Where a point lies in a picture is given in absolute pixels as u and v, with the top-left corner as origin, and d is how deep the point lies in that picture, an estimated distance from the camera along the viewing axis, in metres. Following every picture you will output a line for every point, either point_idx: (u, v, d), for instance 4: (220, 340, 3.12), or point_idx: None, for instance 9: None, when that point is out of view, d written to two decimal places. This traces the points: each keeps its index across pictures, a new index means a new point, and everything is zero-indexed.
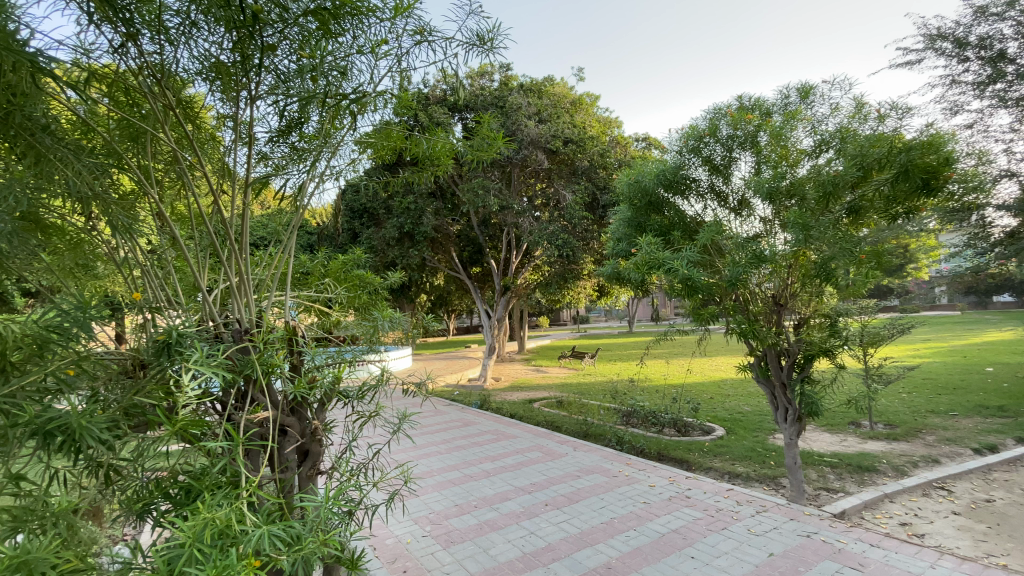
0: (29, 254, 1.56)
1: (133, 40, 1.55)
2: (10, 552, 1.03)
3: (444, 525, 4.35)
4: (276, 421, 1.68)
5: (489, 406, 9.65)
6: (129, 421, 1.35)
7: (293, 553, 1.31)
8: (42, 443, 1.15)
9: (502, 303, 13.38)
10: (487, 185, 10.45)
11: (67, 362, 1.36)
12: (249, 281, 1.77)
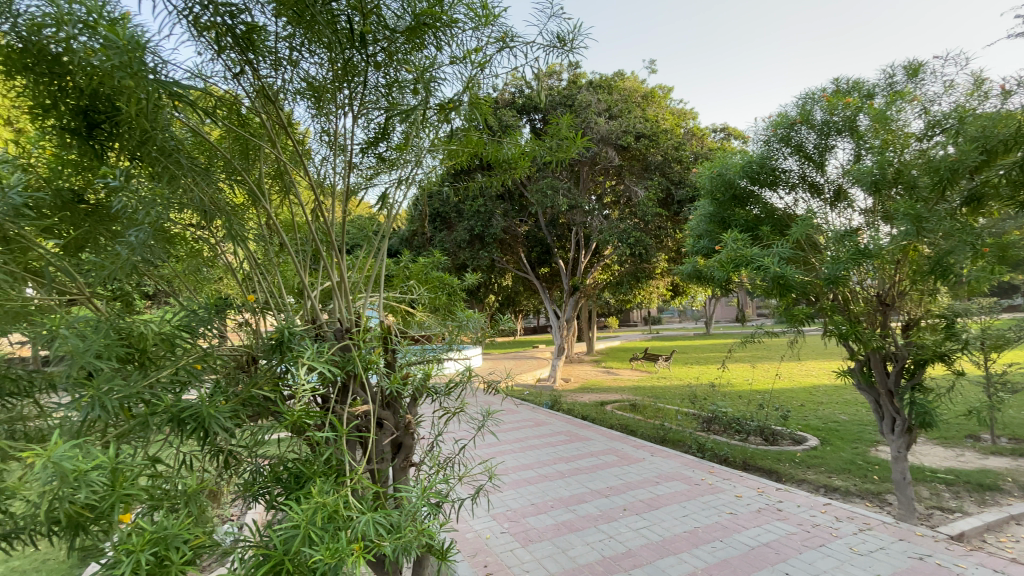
0: (162, 261, 1.76)
1: (250, 66, 1.71)
2: (150, 528, 1.17)
3: (521, 523, 4.39)
4: (374, 414, 1.78)
5: (561, 407, 9.63)
6: (247, 411, 1.50)
7: (394, 540, 1.39)
8: (177, 429, 1.31)
9: (571, 303, 13.32)
10: (556, 185, 10.37)
11: (194, 358, 1.54)
12: (348, 283, 1.89)
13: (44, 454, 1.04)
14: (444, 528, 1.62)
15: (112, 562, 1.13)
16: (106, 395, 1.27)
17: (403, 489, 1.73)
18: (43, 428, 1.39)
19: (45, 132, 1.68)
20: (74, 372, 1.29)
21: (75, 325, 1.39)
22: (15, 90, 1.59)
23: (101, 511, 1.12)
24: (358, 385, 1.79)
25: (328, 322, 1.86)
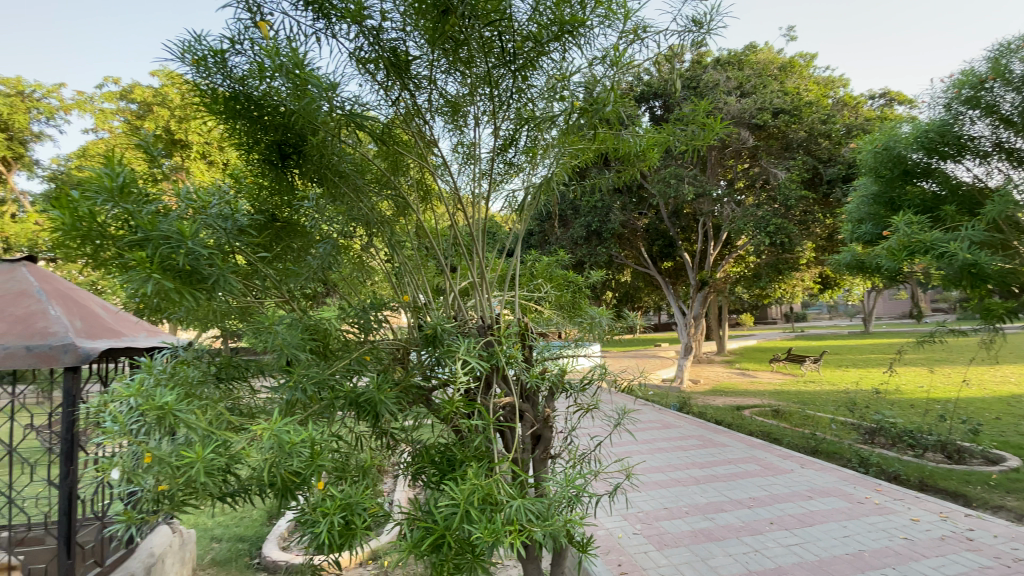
0: (335, 267, 2.04)
1: (402, 89, 1.93)
2: (339, 496, 1.40)
3: (655, 526, 4.27)
4: (517, 406, 1.89)
5: (690, 409, 9.12)
6: (408, 397, 1.71)
7: (543, 526, 1.48)
8: (356, 410, 1.54)
9: (700, 299, 12.54)
10: (681, 173, 9.81)
11: (364, 350, 1.76)
12: (489, 281, 2.03)
13: (270, 427, 1.31)
14: (586, 521, 1.66)
15: (312, 520, 1.38)
16: (306, 379, 1.53)
17: (543, 479, 1.82)
18: (255, 406, 1.69)
19: (243, 164, 2.01)
20: (281, 359, 1.56)
21: (280, 323, 1.66)
22: (225, 131, 1.93)
23: (306, 477, 1.36)
24: (502, 378, 1.91)
25: (472, 319, 2.01)
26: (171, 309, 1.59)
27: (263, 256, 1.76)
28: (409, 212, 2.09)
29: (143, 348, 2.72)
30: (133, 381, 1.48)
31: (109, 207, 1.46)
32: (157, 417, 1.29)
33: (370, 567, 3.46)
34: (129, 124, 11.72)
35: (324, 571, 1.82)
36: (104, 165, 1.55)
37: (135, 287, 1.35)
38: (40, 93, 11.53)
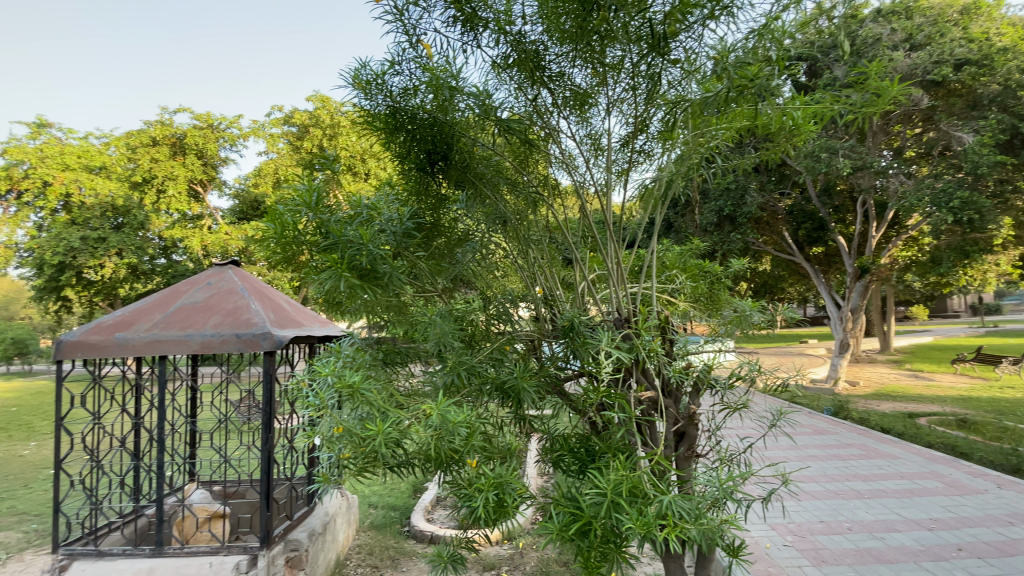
0: (475, 264, 2.17)
1: (537, 87, 2.00)
2: (491, 477, 1.52)
3: (809, 540, 3.87)
4: (661, 400, 1.86)
5: (847, 414, 8.04)
6: (546, 386, 1.78)
7: (694, 525, 1.46)
8: (502, 395, 1.66)
9: (859, 289, 10.97)
10: (833, 145, 8.66)
11: (504, 341, 1.87)
12: (624, 273, 2.01)
13: (437, 406, 1.46)
14: (740, 524, 1.59)
15: (468, 494, 1.51)
16: (460, 365, 1.68)
17: (688, 477, 1.77)
18: (412, 387, 1.89)
19: (396, 173, 2.25)
20: (435, 345, 1.73)
21: (434, 313, 1.83)
22: (385, 147, 2.19)
23: (463, 453, 1.51)
24: (641, 371, 1.89)
25: (608, 310, 2.02)
26: (348, 303, 1.86)
27: (420, 254, 1.96)
28: (541, 205, 2.16)
29: (318, 336, 3.19)
30: (321, 363, 1.75)
31: (309, 216, 1.76)
32: (344, 394, 1.52)
33: (505, 546, 3.65)
34: (291, 145, 13.62)
35: (474, 545, 1.96)
36: (300, 183, 1.87)
37: (329, 283, 1.62)
38: (225, 125, 13.89)
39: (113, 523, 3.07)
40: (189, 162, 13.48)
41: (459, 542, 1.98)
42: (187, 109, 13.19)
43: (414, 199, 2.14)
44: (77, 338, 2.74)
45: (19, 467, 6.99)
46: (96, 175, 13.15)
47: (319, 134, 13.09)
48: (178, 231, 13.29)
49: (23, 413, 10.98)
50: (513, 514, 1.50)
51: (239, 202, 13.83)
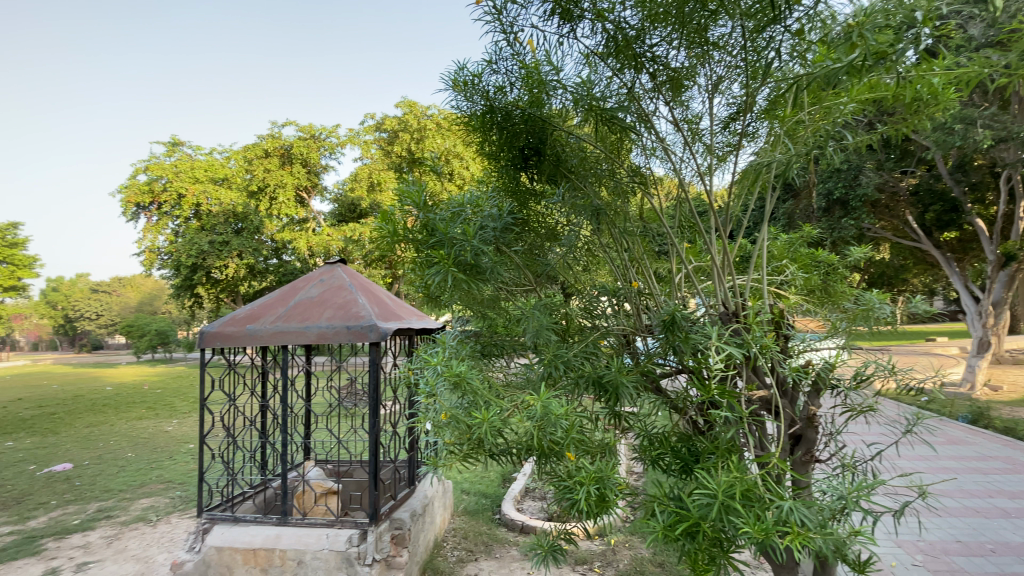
0: (568, 259, 2.16)
1: (633, 71, 1.95)
2: (592, 470, 1.54)
3: (943, 561, 3.42)
4: (776, 399, 1.76)
5: (989, 424, 6.98)
6: (644, 382, 1.76)
7: (819, 534, 1.37)
8: (600, 390, 1.66)
9: (1005, 279, 9.47)
10: (971, 114, 7.52)
11: (600, 336, 1.87)
12: (731, 264, 1.90)
13: (539, 399, 1.52)
14: (868, 538, 1.47)
15: (569, 485, 1.55)
16: (557, 359, 1.71)
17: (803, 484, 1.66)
18: (510, 377, 1.95)
19: (490, 171, 2.33)
20: (533, 337, 1.77)
21: (533, 306, 1.86)
22: (480, 145, 2.27)
23: (561, 447, 1.54)
24: (751, 369, 1.80)
25: (709, 304, 1.95)
26: (448, 296, 1.96)
27: (517, 249, 2.01)
28: (641, 192, 2.11)
29: (416, 328, 3.36)
30: (426, 354, 1.86)
31: (417, 215, 1.90)
32: (451, 383, 1.61)
33: (596, 542, 3.61)
34: (383, 150, 14.39)
35: (573, 538, 1.98)
36: (406, 185, 2.01)
37: (438, 279, 1.72)
38: (326, 134, 15.02)
39: (246, 492, 3.47)
40: (296, 170, 14.76)
41: (558, 533, 2.00)
42: (293, 122, 14.41)
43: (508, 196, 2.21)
44: (215, 329, 3.10)
45: (166, 441, 8.13)
46: (220, 186, 14.83)
47: (407, 139, 13.72)
48: (287, 233, 14.66)
49: (168, 394, 12.75)
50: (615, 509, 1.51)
51: (337, 205, 14.90)
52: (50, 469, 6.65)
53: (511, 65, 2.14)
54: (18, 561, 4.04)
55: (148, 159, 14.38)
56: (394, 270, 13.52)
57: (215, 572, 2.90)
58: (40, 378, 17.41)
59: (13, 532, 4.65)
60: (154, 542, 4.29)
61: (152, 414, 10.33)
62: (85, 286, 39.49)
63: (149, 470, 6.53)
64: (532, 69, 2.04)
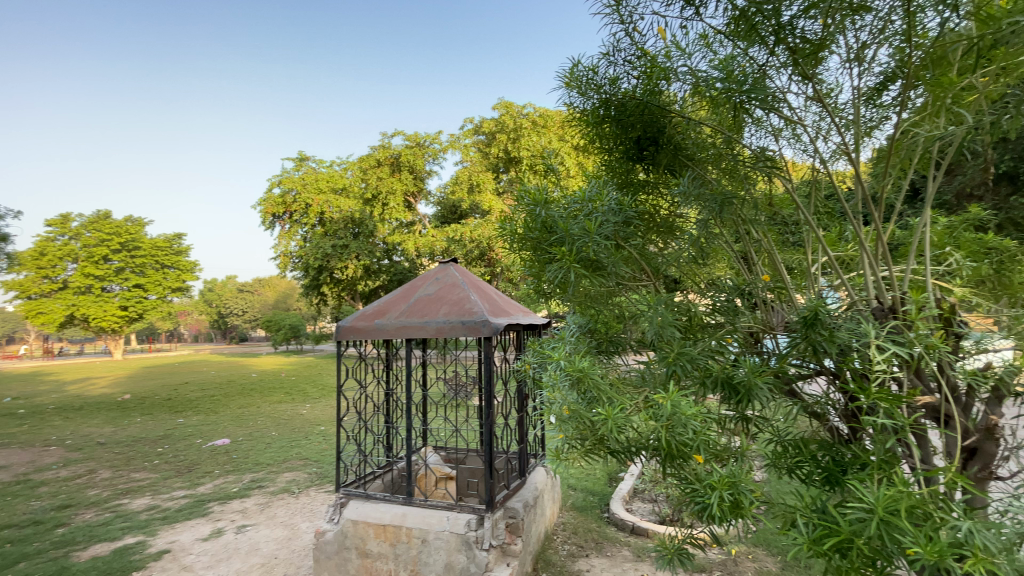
0: (688, 255, 2.09)
1: (760, 44, 1.85)
2: (727, 474, 1.56)
3: None
4: (944, 405, 1.56)
5: None
6: (779, 383, 1.66)
7: (1007, 563, 1.19)
8: (731, 394, 1.60)
9: None
10: None
11: (728, 333, 1.81)
12: (884, 254, 1.70)
13: (668, 397, 1.53)
14: None
15: (700, 487, 1.56)
16: (681, 356, 1.67)
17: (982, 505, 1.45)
18: (626, 375, 2.02)
19: (604, 164, 2.35)
20: (655, 335, 1.74)
21: (658, 301, 1.84)
22: (595, 139, 2.32)
23: (691, 448, 1.54)
24: (912, 372, 1.61)
25: (855, 299, 1.78)
26: (565, 294, 2.01)
27: (636, 244, 1.99)
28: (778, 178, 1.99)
29: (525, 324, 3.43)
30: (547, 350, 1.95)
31: (536, 213, 1.97)
32: (574, 379, 1.67)
33: (716, 552, 3.42)
34: (481, 151, 14.99)
35: (699, 541, 1.91)
36: (525, 186, 2.11)
37: (560, 274, 1.80)
38: (430, 141, 15.86)
39: (376, 472, 3.81)
40: (404, 176, 15.81)
41: (684, 537, 1.94)
42: (400, 132, 15.40)
43: (622, 188, 2.25)
44: (349, 324, 3.43)
45: (301, 422, 9.18)
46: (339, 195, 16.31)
47: (504, 139, 14.02)
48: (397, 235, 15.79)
49: (303, 381, 14.38)
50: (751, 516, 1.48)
51: (440, 207, 15.68)
52: (212, 443, 7.82)
53: (628, 52, 2.19)
54: (194, 519, 4.80)
55: (281, 174, 16.24)
56: (493, 267, 13.96)
57: (351, 543, 3.21)
58: (202, 365, 20.46)
59: (189, 496, 5.53)
60: (297, 512, 4.87)
61: (289, 398, 11.71)
62: (234, 287, 45.70)
63: (289, 448, 7.43)
64: (651, 58, 2.10)
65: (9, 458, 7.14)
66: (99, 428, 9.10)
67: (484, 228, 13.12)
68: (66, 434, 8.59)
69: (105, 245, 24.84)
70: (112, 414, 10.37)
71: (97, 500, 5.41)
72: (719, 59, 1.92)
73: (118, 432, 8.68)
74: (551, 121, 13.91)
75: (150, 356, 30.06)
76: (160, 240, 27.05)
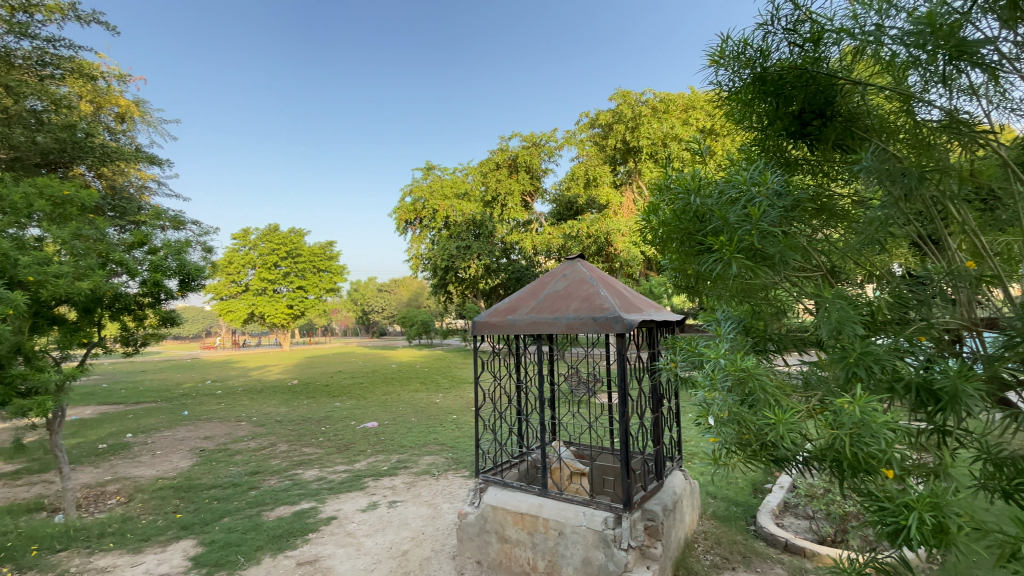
0: (862, 249, 1.88)
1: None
2: (924, 494, 1.45)
3: None
4: None
5: None
6: (993, 390, 1.46)
7: None
8: (932, 403, 1.49)
9: None
10: None
11: (918, 331, 1.67)
12: None
13: (855, 402, 1.48)
14: None
15: (892, 505, 1.49)
16: (864, 357, 1.58)
17: None
18: (789, 380, 1.96)
19: (758, 145, 2.27)
20: (831, 332, 1.67)
21: (837, 297, 1.72)
22: (751, 118, 2.24)
23: (880, 461, 1.47)
24: None
25: None
26: (717, 286, 1.95)
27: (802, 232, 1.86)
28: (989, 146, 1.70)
29: (659, 321, 3.31)
30: (699, 349, 1.90)
31: (687, 201, 1.90)
32: (736, 379, 1.65)
33: None
34: (598, 145, 14.74)
35: (886, 569, 1.69)
36: (670, 175, 2.07)
37: (718, 266, 1.73)
38: (546, 139, 16.02)
39: (512, 461, 3.98)
40: (522, 177, 16.17)
41: (867, 561, 1.74)
42: (517, 134, 15.74)
43: (778, 168, 2.21)
44: (484, 319, 3.60)
45: (436, 411, 9.91)
46: (462, 200, 17.26)
47: (622, 130, 13.61)
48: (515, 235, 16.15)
49: (435, 373, 15.52)
50: (959, 541, 1.36)
51: (556, 205, 15.69)
52: (364, 425, 8.79)
53: (788, 19, 2.08)
54: (353, 492, 5.45)
55: (411, 184, 17.73)
56: (612, 262, 13.64)
57: (491, 527, 3.38)
58: (351, 356, 23.15)
59: (348, 470, 6.29)
60: (439, 493, 5.27)
61: (424, 388, 12.73)
62: (375, 287, 50.73)
63: (427, 433, 8.06)
64: (818, 23, 1.99)
65: (214, 430, 8.78)
66: (276, 408, 10.77)
67: (602, 222, 12.91)
68: (253, 412, 10.31)
69: (275, 254, 29.15)
70: (284, 397, 12.15)
71: (279, 469, 6.40)
72: (912, 12, 1.68)
73: (290, 412, 10.20)
74: (673, 106, 13.18)
75: (311, 347, 34.65)
76: (316, 247, 31.01)
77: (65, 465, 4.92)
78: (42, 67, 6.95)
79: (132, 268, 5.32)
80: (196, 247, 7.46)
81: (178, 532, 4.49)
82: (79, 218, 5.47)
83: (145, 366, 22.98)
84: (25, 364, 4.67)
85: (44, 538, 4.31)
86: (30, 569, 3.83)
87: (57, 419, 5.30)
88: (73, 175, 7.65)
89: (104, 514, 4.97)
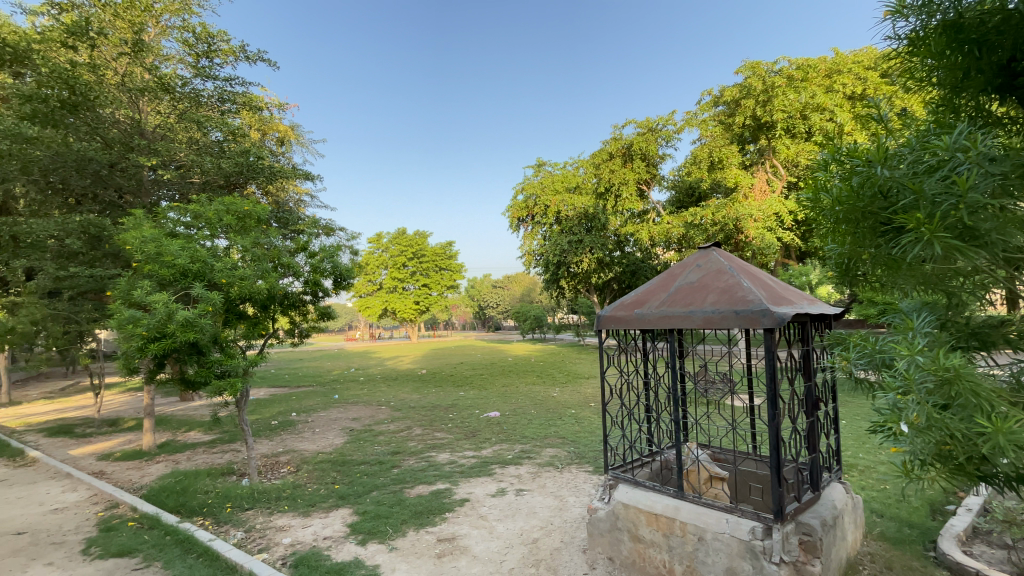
0: None
1: None
2: None
3: None
4: None
5: None
6: None
7: None
8: None
9: None
10: None
11: None
12: None
13: None
14: None
15: None
16: None
17: None
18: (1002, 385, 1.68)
19: (950, 106, 1.94)
20: None
21: None
22: (942, 74, 1.92)
23: None
24: None
25: None
26: (903, 271, 1.70)
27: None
28: None
29: (813, 316, 2.97)
30: (881, 346, 1.65)
31: (868, 173, 1.69)
32: (939, 380, 1.41)
33: None
34: (723, 124, 13.64)
35: None
36: (843, 146, 1.84)
37: (915, 248, 1.49)
38: (663, 123, 15.24)
39: (645, 460, 3.87)
40: (636, 165, 15.46)
41: None
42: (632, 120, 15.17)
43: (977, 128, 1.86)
44: (611, 313, 3.54)
45: (554, 404, 10.00)
46: (573, 194, 17.28)
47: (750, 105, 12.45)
48: (630, 226, 15.50)
49: (551, 367, 15.67)
50: None
51: (675, 192, 14.84)
52: (486, 414, 9.18)
53: None
54: (482, 477, 5.73)
55: (524, 182, 18.10)
56: (742, 250, 12.56)
57: (623, 525, 3.32)
58: (472, 349, 24.42)
59: (476, 456, 6.63)
60: (564, 485, 5.32)
61: (540, 381, 12.98)
62: (494, 283, 52.64)
63: (548, 426, 8.17)
64: None
65: (358, 413, 9.84)
66: (408, 395, 11.74)
67: (729, 207, 11.96)
68: (389, 398, 11.36)
69: (403, 255, 31.70)
70: (415, 385, 13.19)
71: (415, 450, 6.97)
72: None
73: (421, 399, 11.03)
74: (813, 72, 11.74)
75: (438, 340, 37.05)
76: (438, 247, 32.98)
77: (249, 438, 5.87)
78: (222, 103, 8.35)
79: (297, 269, 6.15)
80: (343, 250, 8.40)
81: (336, 501, 5.11)
82: (255, 228, 6.46)
83: (302, 356, 26.58)
84: (220, 351, 5.65)
85: (236, 497, 5.20)
86: (227, 522, 4.65)
87: (242, 398, 6.34)
88: (246, 192, 9.06)
89: (279, 481, 5.84)
